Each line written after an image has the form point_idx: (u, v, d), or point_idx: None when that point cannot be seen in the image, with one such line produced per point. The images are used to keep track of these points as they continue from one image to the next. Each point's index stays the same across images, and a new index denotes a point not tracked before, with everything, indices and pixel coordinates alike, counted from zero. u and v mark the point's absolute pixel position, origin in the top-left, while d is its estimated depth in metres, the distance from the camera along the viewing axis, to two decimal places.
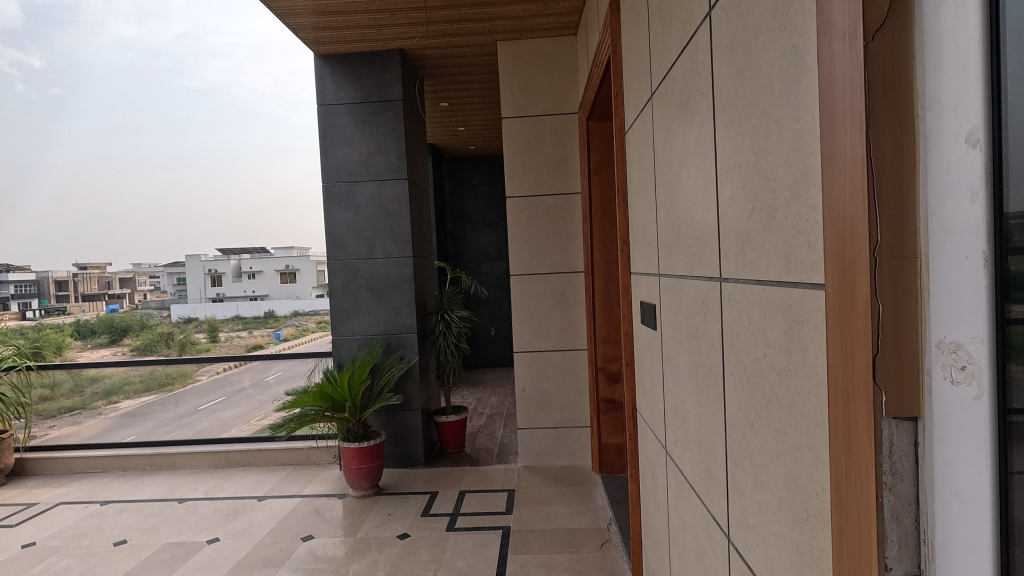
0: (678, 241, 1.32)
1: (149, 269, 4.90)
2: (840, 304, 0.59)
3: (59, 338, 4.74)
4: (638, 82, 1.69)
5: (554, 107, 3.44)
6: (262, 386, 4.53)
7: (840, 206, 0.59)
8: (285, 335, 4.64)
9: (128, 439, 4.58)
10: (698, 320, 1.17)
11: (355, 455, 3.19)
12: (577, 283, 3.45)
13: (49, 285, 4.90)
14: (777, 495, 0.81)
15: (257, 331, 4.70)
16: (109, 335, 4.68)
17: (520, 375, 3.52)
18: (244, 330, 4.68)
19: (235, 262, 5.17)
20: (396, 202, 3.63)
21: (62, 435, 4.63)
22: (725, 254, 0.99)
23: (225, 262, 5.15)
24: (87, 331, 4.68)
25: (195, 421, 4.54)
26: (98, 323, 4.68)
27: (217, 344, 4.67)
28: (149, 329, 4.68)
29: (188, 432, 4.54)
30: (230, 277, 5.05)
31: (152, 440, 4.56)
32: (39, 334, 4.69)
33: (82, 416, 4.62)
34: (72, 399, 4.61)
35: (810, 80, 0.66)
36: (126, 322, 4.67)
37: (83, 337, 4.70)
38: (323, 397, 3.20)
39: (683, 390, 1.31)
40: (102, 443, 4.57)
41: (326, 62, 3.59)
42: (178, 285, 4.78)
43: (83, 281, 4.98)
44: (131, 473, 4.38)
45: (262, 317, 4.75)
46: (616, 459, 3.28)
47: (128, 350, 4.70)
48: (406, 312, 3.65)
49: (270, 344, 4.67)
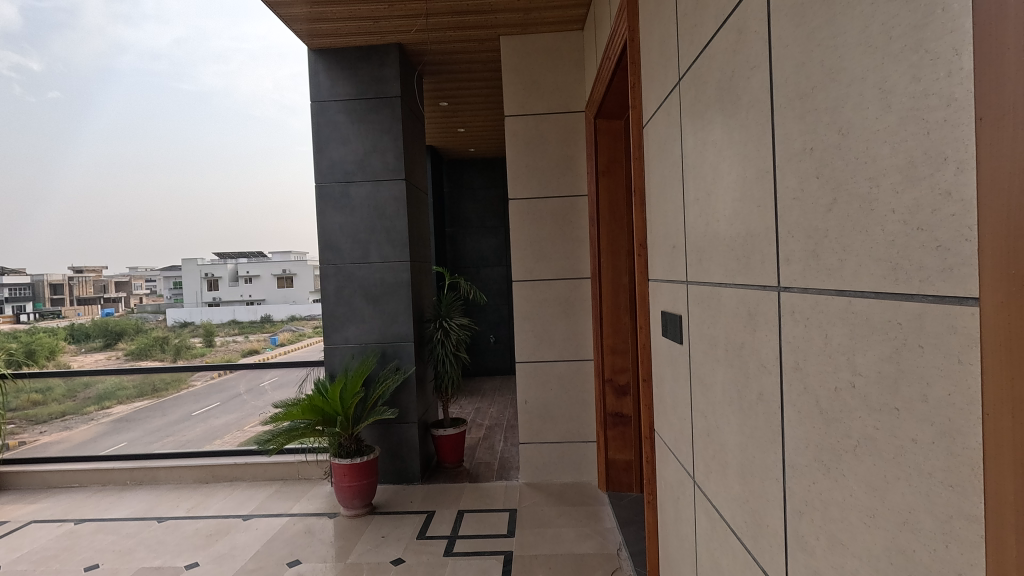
0: (714, 242, 1.14)
1: (145, 273, 4.97)
2: (1010, 325, 0.42)
3: (52, 341, 4.53)
4: (661, 68, 1.52)
5: (560, 105, 3.27)
6: (258, 392, 4.37)
7: (1011, 189, 0.42)
8: (281, 340, 4.46)
9: (120, 446, 4.32)
10: (743, 338, 1.00)
11: (346, 472, 3.00)
12: (583, 290, 3.27)
13: (43, 288, 4.87)
14: (869, 567, 0.63)
15: (253, 336, 4.63)
16: (103, 338, 4.51)
17: (523, 387, 3.34)
18: (240, 334, 4.61)
19: (231, 264, 5.09)
20: (392, 204, 3.45)
21: (51, 441, 4.41)
22: (787, 259, 0.82)
23: (223, 266, 5.12)
24: (82, 334, 4.51)
25: (189, 428, 4.30)
26: (92, 327, 4.53)
27: (212, 349, 4.53)
28: (144, 333, 4.50)
29: (176, 441, 4.27)
30: (229, 279, 5.05)
31: (145, 450, 4.29)
32: (32, 337, 4.51)
33: (74, 422, 4.38)
34: (64, 404, 4.42)
35: (944, 22, 0.49)
36: (121, 326, 4.52)
37: (77, 341, 4.52)
38: (312, 410, 2.99)
39: (722, 417, 1.13)
40: (82, 456, 4.34)
41: (321, 57, 3.43)
42: (174, 289, 4.88)
43: (80, 284, 4.99)
44: (112, 488, 4.16)
45: (258, 321, 4.73)
46: (624, 476, 3.10)
47: (124, 354, 4.46)
48: (403, 319, 3.47)
49: (266, 349, 4.52)
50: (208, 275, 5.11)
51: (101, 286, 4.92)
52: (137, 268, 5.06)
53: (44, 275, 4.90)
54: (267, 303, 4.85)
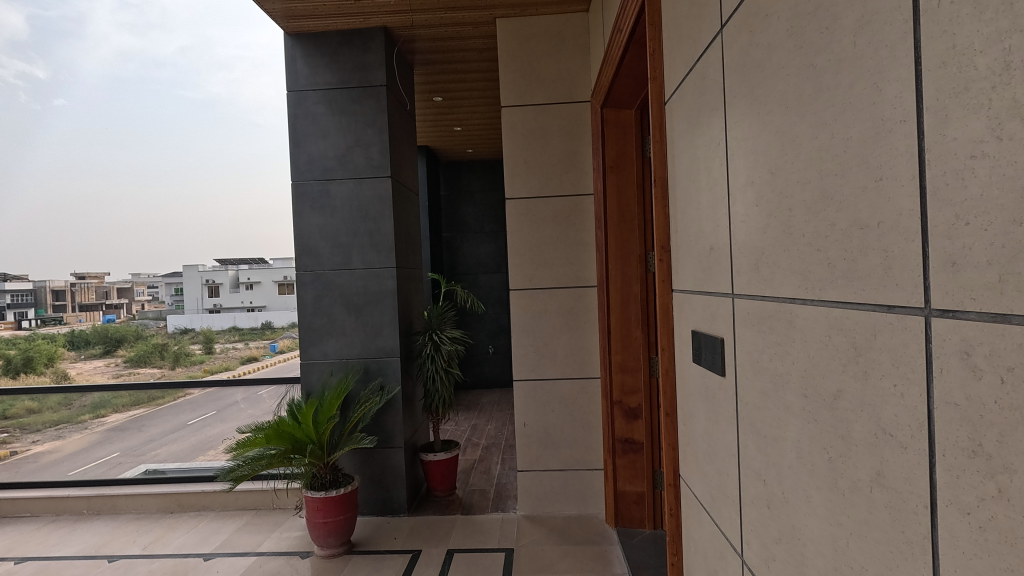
0: (785, 242, 0.80)
1: (148, 278, 4.28)
2: None
3: (50, 348, 4.44)
4: (691, 23, 1.20)
5: (564, 93, 2.94)
6: (256, 400, 4.26)
7: None
8: (280, 348, 3.91)
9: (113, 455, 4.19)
10: (842, 382, 0.66)
11: (320, 507, 2.66)
12: (589, 299, 2.93)
13: (46, 295, 4.50)
14: None
15: (253, 343, 4.19)
16: (103, 345, 4.28)
17: (520, 408, 2.99)
18: (240, 342, 4.24)
19: (233, 270, 4.32)
20: (377, 203, 3.13)
21: (44, 451, 4.24)
22: (953, 263, 0.48)
23: (225, 270, 4.36)
24: (81, 341, 4.33)
25: (183, 437, 4.15)
26: (92, 334, 4.35)
27: (212, 357, 4.25)
28: (143, 339, 4.25)
29: (162, 455, 4.08)
30: (229, 287, 4.27)
31: (137, 460, 4.10)
32: (31, 343, 4.45)
33: (68, 431, 4.28)
34: (59, 412, 4.34)
35: None
36: (121, 332, 4.28)
37: (76, 348, 4.35)
38: (283, 437, 2.66)
39: (795, 491, 0.79)
40: (51, 478, 4.16)
41: (299, 43, 3.11)
42: (175, 296, 4.16)
43: (80, 290, 4.45)
44: (67, 518, 3.85)
45: (258, 329, 4.10)
46: (636, 510, 2.74)
47: (122, 362, 4.28)
48: (388, 332, 3.13)
49: (266, 357, 4.14)
50: (210, 281, 4.30)
51: (103, 292, 4.40)
52: (139, 273, 4.37)
53: (46, 281, 4.50)
54: (268, 311, 3.99)
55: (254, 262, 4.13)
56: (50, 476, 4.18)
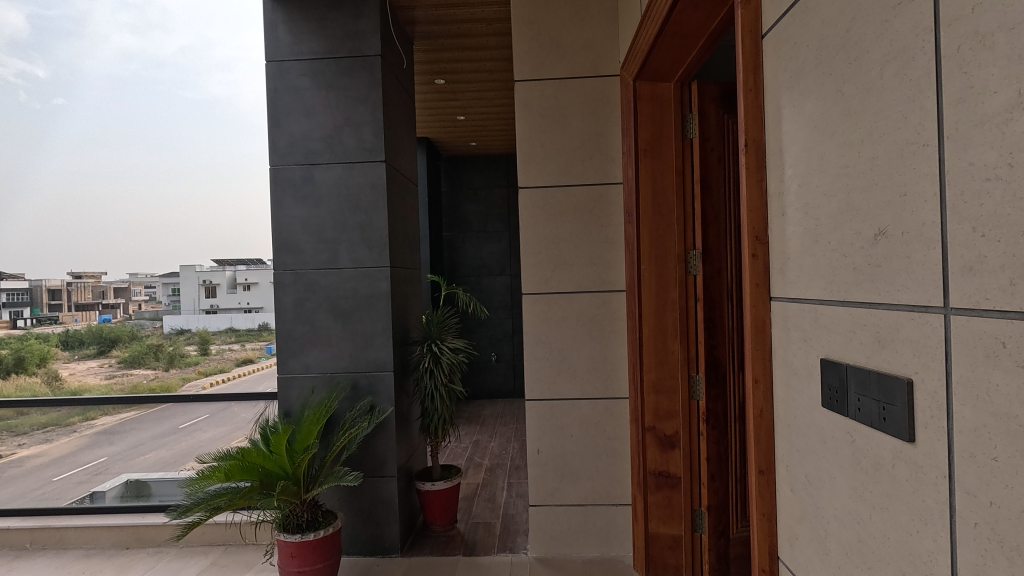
0: None
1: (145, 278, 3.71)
2: None
3: (43, 348, 3.83)
4: None
5: (589, 66, 2.53)
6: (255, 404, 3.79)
7: None
8: None
9: (100, 462, 3.68)
10: None
11: (296, 554, 2.23)
12: (617, 307, 2.50)
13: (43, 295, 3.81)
14: None
15: (250, 344, 3.65)
16: (96, 345, 3.76)
17: (534, 433, 2.56)
18: (237, 343, 3.71)
19: (229, 270, 3.73)
20: (369, 192, 2.70)
21: (27, 457, 3.71)
22: None
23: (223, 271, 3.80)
24: (74, 341, 3.76)
25: (174, 442, 3.69)
26: (86, 333, 3.77)
27: (207, 358, 3.77)
28: (138, 340, 3.74)
29: (151, 461, 3.65)
30: (226, 288, 3.74)
31: (121, 468, 3.64)
32: (23, 343, 3.82)
33: (56, 434, 3.75)
34: (47, 414, 3.80)
35: None
36: (116, 332, 3.74)
37: (69, 348, 3.78)
38: (251, 469, 2.24)
39: None
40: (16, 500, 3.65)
41: (280, 5, 2.69)
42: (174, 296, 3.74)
43: (77, 290, 3.76)
44: (7, 553, 3.43)
45: (255, 329, 3.60)
46: (670, 557, 2.31)
47: (116, 363, 3.75)
48: (380, 341, 2.70)
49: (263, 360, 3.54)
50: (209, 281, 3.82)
51: (100, 292, 3.74)
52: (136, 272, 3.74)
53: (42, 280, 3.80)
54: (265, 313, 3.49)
55: (250, 262, 3.58)
56: (21, 489, 3.66)
